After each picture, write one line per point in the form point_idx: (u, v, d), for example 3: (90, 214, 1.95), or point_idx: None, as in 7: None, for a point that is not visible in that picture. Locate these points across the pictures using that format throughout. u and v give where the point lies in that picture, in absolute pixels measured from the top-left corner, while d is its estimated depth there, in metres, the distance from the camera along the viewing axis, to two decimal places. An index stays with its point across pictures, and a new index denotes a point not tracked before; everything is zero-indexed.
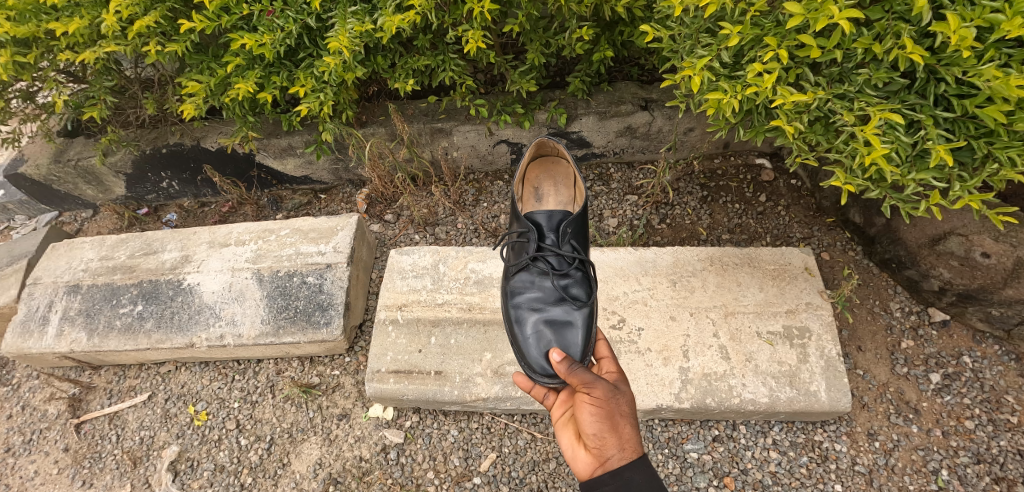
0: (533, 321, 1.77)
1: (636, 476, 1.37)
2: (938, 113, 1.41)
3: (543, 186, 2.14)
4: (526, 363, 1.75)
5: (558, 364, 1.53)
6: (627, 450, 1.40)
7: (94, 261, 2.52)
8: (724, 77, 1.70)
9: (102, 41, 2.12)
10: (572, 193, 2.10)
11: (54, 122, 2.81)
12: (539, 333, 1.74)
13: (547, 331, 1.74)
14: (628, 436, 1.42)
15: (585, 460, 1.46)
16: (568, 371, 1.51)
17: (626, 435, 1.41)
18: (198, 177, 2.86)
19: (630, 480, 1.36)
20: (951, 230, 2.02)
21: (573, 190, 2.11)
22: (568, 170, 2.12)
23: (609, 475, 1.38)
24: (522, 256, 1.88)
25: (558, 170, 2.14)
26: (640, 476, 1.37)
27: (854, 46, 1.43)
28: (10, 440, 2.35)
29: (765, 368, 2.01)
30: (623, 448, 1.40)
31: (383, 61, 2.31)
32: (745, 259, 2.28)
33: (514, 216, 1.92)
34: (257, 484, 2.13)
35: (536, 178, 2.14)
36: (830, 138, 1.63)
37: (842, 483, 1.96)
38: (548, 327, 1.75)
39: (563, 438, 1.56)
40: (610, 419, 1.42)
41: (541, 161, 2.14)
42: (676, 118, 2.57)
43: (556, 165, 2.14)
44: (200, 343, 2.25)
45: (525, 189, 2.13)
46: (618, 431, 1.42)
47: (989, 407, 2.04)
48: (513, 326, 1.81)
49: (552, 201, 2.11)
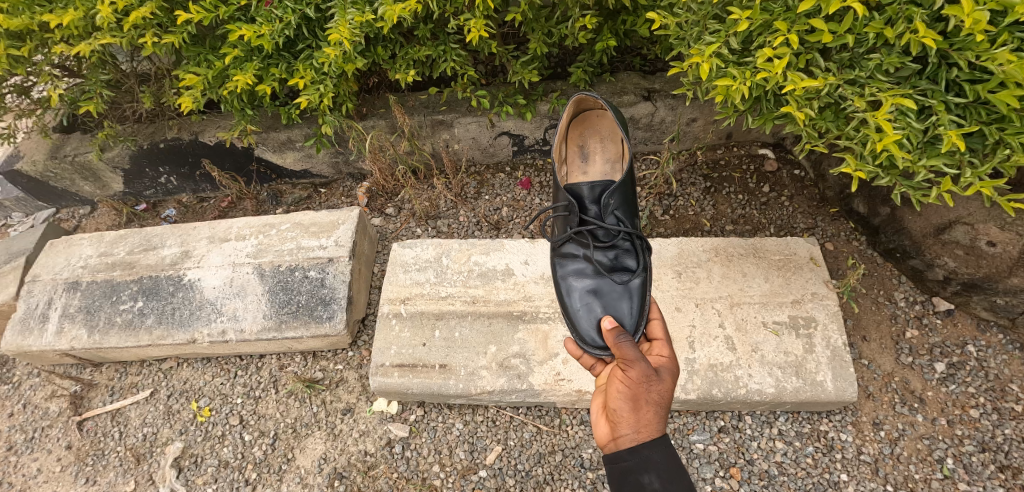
0: (579, 293, 1.78)
1: (652, 457, 1.37)
2: (950, 98, 1.40)
3: (589, 143, 2.09)
4: (576, 333, 1.76)
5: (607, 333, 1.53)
6: (647, 430, 1.39)
7: (93, 258, 2.49)
8: (733, 64, 1.68)
9: (97, 33, 2.09)
10: (619, 149, 2.06)
11: (49, 117, 2.77)
12: (586, 304, 1.75)
13: (594, 304, 1.74)
14: (651, 417, 1.40)
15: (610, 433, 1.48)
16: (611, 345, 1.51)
17: (646, 416, 1.40)
18: (197, 171, 2.83)
19: (646, 460, 1.36)
20: (957, 219, 2.00)
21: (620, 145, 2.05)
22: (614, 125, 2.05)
23: (627, 452, 1.39)
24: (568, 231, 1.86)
25: (604, 124, 2.07)
26: (658, 457, 1.36)
27: (865, 30, 1.41)
28: (12, 438, 2.33)
29: (771, 359, 2.00)
30: (642, 428, 1.40)
31: (384, 52, 2.28)
32: (750, 249, 2.27)
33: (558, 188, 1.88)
34: (262, 479, 2.12)
35: (580, 135, 2.10)
36: (840, 124, 1.61)
37: (848, 472, 1.96)
38: (596, 299, 1.75)
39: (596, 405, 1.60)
40: (633, 399, 1.42)
41: (584, 117, 2.09)
42: (678, 108, 2.54)
43: (599, 120, 2.07)
44: (202, 338, 2.24)
45: (568, 147, 2.09)
46: (640, 413, 1.41)
47: (994, 396, 2.04)
48: (561, 296, 1.84)
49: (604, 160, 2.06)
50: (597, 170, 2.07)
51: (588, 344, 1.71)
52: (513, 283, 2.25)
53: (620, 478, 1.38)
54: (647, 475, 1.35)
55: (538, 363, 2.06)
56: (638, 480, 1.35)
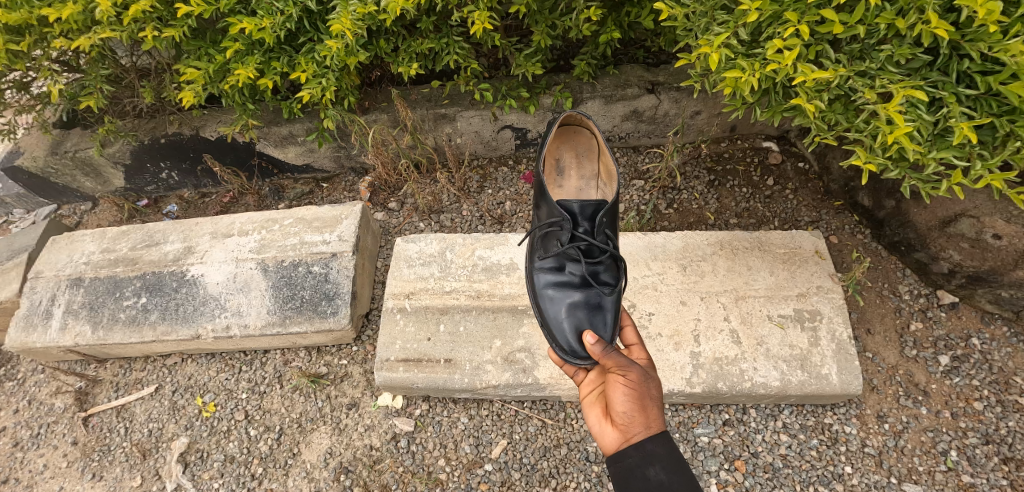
0: (561, 305, 1.75)
1: (656, 448, 1.36)
2: (961, 90, 1.39)
3: (565, 157, 2.10)
4: (557, 344, 1.74)
5: (592, 345, 1.54)
6: (649, 423, 1.40)
7: (96, 254, 2.48)
8: (741, 55, 1.67)
9: (96, 27, 2.06)
10: (596, 167, 2.07)
11: (49, 113, 2.75)
12: (568, 316, 1.72)
13: (577, 314, 1.72)
14: (653, 412, 1.42)
15: (612, 437, 1.44)
16: (602, 353, 1.51)
17: (650, 412, 1.41)
18: (198, 167, 2.82)
19: (650, 453, 1.35)
20: (963, 212, 2.00)
21: (596, 163, 2.08)
22: (590, 142, 2.07)
23: (632, 447, 1.38)
24: (553, 244, 1.81)
25: (581, 140, 2.08)
26: (662, 449, 1.36)
27: (877, 20, 1.40)
28: (18, 434, 2.33)
29: (776, 352, 2.00)
30: (647, 425, 1.40)
31: (386, 45, 2.26)
32: (755, 243, 2.26)
33: (543, 200, 1.82)
34: (269, 474, 2.13)
35: (559, 149, 2.10)
36: (850, 117, 1.60)
37: (852, 464, 1.97)
38: (577, 309, 1.73)
39: (590, 415, 1.55)
40: (636, 398, 1.42)
41: (563, 131, 2.07)
42: (682, 101, 2.54)
43: (578, 136, 2.08)
44: (205, 334, 2.24)
45: (547, 161, 2.09)
46: (646, 409, 1.42)
47: (998, 388, 2.04)
48: (540, 305, 1.82)
49: (580, 173, 2.09)
50: (571, 184, 2.09)
51: (569, 354, 1.68)
52: (517, 277, 2.25)
53: (625, 476, 1.35)
54: (652, 467, 1.34)
55: (544, 357, 2.06)
56: (644, 473, 1.33)
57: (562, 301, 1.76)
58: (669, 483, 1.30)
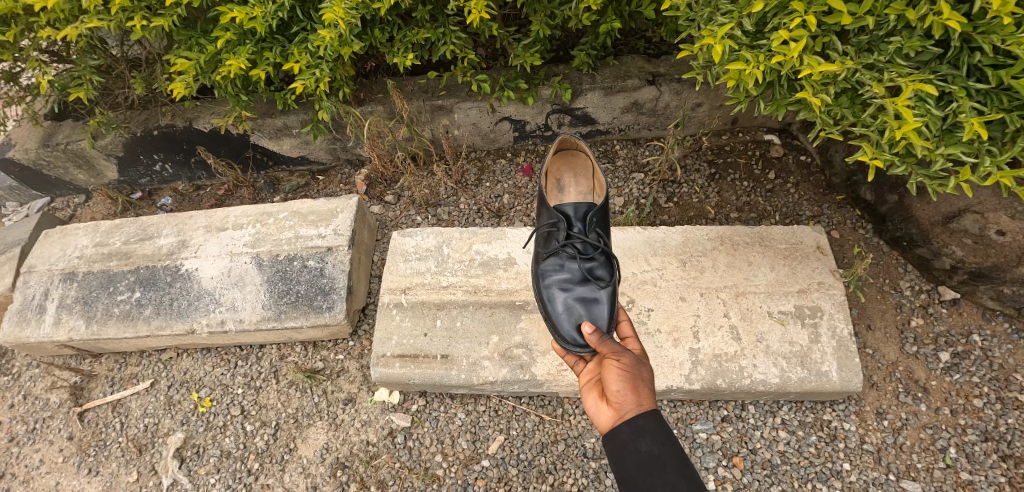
0: (561, 298, 1.74)
1: (647, 422, 1.33)
2: (971, 84, 1.35)
3: (564, 177, 2.08)
4: (558, 338, 1.71)
5: (590, 334, 1.54)
6: (642, 401, 1.38)
7: (89, 248, 2.45)
8: (745, 47, 1.62)
9: (84, 17, 2.01)
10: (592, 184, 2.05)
11: (40, 104, 2.71)
12: (569, 308, 1.72)
13: (577, 306, 1.71)
14: (646, 392, 1.40)
15: (607, 417, 1.41)
16: (598, 341, 1.52)
17: (643, 391, 1.39)
18: (192, 159, 2.78)
19: (642, 427, 1.33)
20: (966, 208, 1.97)
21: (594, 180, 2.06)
22: (588, 161, 2.05)
23: (625, 424, 1.35)
24: (552, 245, 1.82)
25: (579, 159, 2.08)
26: (654, 424, 1.33)
27: (886, 11, 1.36)
28: (13, 429, 2.32)
29: (776, 349, 1.98)
30: (641, 402, 1.38)
31: (381, 34, 2.21)
32: (756, 238, 2.23)
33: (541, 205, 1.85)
34: (265, 469, 2.12)
35: (557, 168, 2.08)
36: (856, 111, 1.55)
37: (851, 461, 1.95)
38: (577, 302, 1.72)
39: (587, 400, 1.52)
40: (630, 378, 1.41)
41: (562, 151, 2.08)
42: (684, 93, 2.49)
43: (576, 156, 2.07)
44: (200, 328, 2.22)
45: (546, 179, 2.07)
46: (639, 389, 1.40)
47: (998, 385, 2.02)
48: (541, 303, 1.80)
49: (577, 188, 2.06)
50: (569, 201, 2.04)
51: (569, 345, 1.66)
52: (515, 272, 2.22)
53: (619, 452, 1.32)
54: (643, 442, 1.31)
55: (541, 353, 2.04)
56: (636, 446, 1.30)
57: (564, 299, 1.74)
58: (660, 456, 1.27)
